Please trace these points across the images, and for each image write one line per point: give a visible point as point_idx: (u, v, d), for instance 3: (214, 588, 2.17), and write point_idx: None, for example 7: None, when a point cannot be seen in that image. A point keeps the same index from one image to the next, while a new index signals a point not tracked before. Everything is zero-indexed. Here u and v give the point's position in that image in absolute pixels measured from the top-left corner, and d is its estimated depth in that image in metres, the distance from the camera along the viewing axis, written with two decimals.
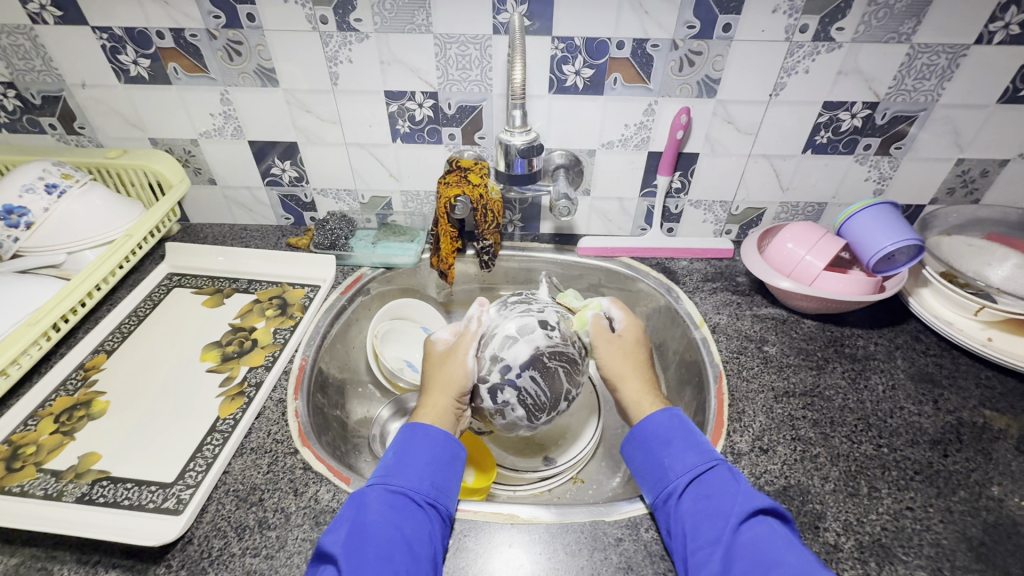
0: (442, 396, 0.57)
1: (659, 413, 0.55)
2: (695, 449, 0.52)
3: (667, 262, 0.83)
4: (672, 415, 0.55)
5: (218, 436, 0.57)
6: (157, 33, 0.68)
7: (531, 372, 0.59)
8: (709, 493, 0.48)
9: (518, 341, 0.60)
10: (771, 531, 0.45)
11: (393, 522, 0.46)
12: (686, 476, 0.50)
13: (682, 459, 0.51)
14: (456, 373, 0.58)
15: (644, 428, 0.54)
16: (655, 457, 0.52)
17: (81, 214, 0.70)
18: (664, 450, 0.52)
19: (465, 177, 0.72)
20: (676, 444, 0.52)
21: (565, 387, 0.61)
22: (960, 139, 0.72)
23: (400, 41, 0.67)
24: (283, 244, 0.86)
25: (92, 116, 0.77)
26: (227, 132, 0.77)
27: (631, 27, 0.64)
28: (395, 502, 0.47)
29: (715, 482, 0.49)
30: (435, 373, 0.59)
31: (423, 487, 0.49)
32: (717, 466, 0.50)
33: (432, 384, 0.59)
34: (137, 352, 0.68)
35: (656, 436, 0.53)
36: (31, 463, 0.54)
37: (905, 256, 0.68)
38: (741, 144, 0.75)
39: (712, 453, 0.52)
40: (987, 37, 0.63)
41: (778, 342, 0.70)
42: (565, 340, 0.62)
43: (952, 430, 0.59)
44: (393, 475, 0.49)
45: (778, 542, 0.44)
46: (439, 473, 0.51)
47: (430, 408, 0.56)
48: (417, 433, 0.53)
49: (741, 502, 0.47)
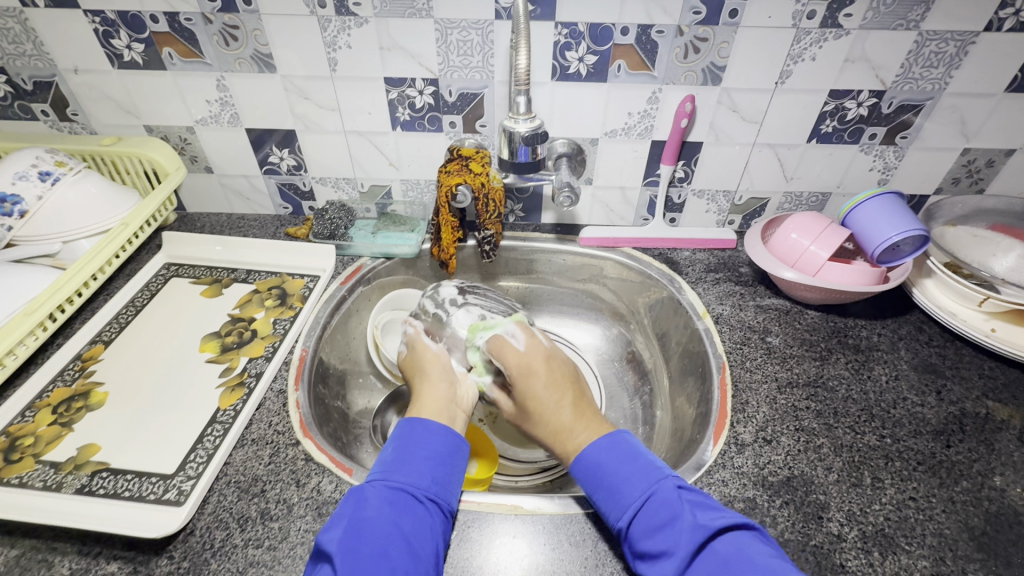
0: (427, 386, 0.58)
1: (595, 445, 0.51)
2: (631, 480, 0.48)
3: (670, 252, 0.83)
4: (606, 443, 0.51)
5: (219, 426, 0.57)
6: (151, 17, 0.66)
7: (471, 296, 0.68)
8: (650, 531, 0.45)
9: (443, 284, 0.70)
10: (721, 562, 0.42)
11: (390, 518, 0.45)
12: (626, 515, 0.47)
13: (621, 496, 0.48)
14: (426, 359, 0.61)
15: (581, 463, 0.51)
16: (597, 496, 0.49)
17: (76, 202, 0.69)
18: (602, 488, 0.49)
19: (466, 165, 0.71)
20: (610, 480, 0.49)
21: (503, 298, 0.70)
22: (966, 129, 0.71)
23: (399, 26, 0.65)
24: (282, 234, 0.84)
25: (85, 102, 0.75)
26: (223, 119, 0.76)
27: (636, 13, 0.63)
28: (396, 498, 0.47)
29: (655, 516, 0.45)
30: (409, 369, 0.62)
31: (422, 482, 0.49)
32: (657, 495, 0.46)
33: (416, 380, 0.60)
34: (136, 343, 0.67)
35: (591, 472, 0.50)
36: (29, 454, 0.54)
37: (910, 246, 0.67)
38: (745, 133, 0.74)
39: (652, 477, 0.48)
40: (996, 24, 0.62)
41: (781, 333, 0.69)
42: (470, 283, 0.71)
43: (955, 420, 0.59)
44: (393, 472, 0.49)
45: (730, 570, 0.41)
46: (439, 468, 0.50)
47: (425, 398, 0.56)
48: (415, 427, 0.52)
49: (683, 536, 0.43)
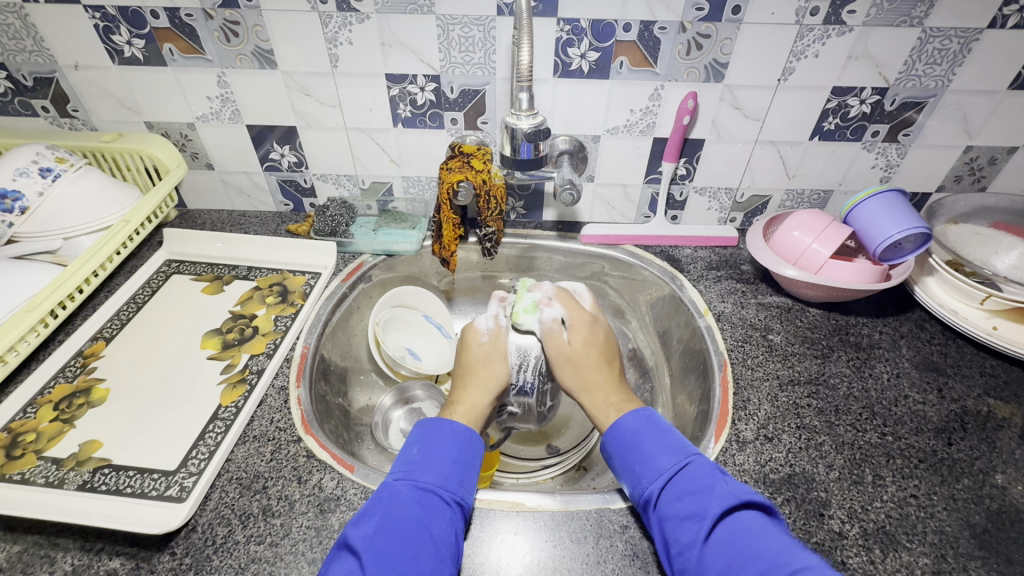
0: (480, 393, 0.60)
1: (630, 414, 0.55)
2: (665, 450, 0.50)
3: (671, 249, 0.83)
4: (642, 416, 0.54)
5: (220, 423, 0.57)
6: (152, 13, 0.66)
7: None
8: (682, 495, 0.47)
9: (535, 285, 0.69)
10: (747, 529, 0.44)
11: (419, 518, 0.45)
12: (659, 481, 0.48)
13: (653, 464, 0.50)
14: (497, 371, 0.62)
15: (615, 432, 0.54)
16: (630, 463, 0.51)
17: (76, 199, 0.68)
18: (635, 456, 0.51)
19: (468, 162, 0.71)
20: (646, 447, 0.51)
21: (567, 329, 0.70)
22: (969, 126, 0.71)
23: (401, 22, 0.65)
24: (283, 231, 0.84)
25: (86, 98, 0.75)
26: (224, 116, 0.76)
27: (639, 9, 0.63)
28: (424, 498, 0.47)
29: (689, 484, 0.47)
30: (472, 368, 0.62)
31: (450, 485, 0.49)
32: (691, 464, 0.49)
33: (468, 380, 0.61)
34: (137, 340, 0.67)
35: (625, 440, 0.53)
36: (31, 451, 0.54)
37: (912, 243, 0.67)
38: (748, 131, 0.74)
39: (685, 451, 0.50)
40: (1000, 21, 0.62)
41: (783, 331, 0.69)
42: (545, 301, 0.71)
43: (956, 418, 0.59)
44: (419, 471, 0.49)
45: (756, 534, 0.44)
46: (465, 471, 0.51)
47: (469, 403, 0.58)
48: (440, 427, 0.53)
49: (716, 500, 0.46)
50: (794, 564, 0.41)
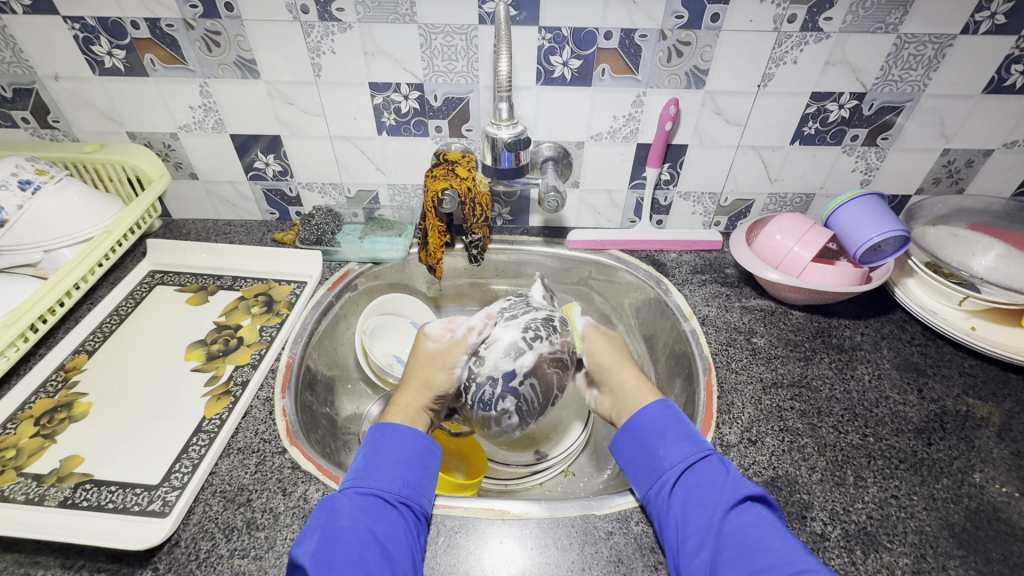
0: (418, 395, 0.60)
1: (653, 403, 0.57)
2: (685, 441, 0.53)
3: (656, 254, 0.83)
4: (665, 406, 0.57)
5: (204, 436, 0.57)
6: (132, 23, 0.66)
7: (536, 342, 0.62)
8: (700, 482, 0.50)
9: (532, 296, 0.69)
10: (758, 521, 0.47)
11: (364, 525, 0.47)
12: (677, 467, 0.51)
13: (674, 451, 0.53)
14: (439, 378, 0.61)
15: (637, 420, 0.56)
16: (651, 448, 0.54)
17: (58, 211, 0.68)
18: (658, 442, 0.54)
19: (453, 170, 0.71)
20: (670, 434, 0.54)
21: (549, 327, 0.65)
22: (945, 129, 0.72)
23: (383, 31, 0.65)
24: (268, 240, 0.84)
25: (66, 109, 0.74)
26: (207, 125, 0.76)
27: (619, 17, 0.63)
28: (367, 504, 0.49)
29: (704, 473, 0.50)
30: (415, 367, 0.62)
31: (393, 487, 0.50)
32: (709, 458, 0.52)
33: (410, 379, 0.62)
34: (120, 352, 0.67)
35: (650, 428, 0.55)
36: (11, 467, 0.53)
37: (891, 246, 0.68)
38: (729, 136, 0.74)
39: (704, 444, 0.53)
40: (973, 27, 0.63)
41: (767, 334, 0.70)
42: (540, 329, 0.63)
43: (936, 418, 0.60)
44: (361, 478, 0.51)
45: (766, 528, 0.46)
46: (409, 471, 0.52)
47: (401, 407, 0.59)
48: (384, 433, 0.55)
49: (730, 491, 0.49)
50: (802, 563, 0.43)
